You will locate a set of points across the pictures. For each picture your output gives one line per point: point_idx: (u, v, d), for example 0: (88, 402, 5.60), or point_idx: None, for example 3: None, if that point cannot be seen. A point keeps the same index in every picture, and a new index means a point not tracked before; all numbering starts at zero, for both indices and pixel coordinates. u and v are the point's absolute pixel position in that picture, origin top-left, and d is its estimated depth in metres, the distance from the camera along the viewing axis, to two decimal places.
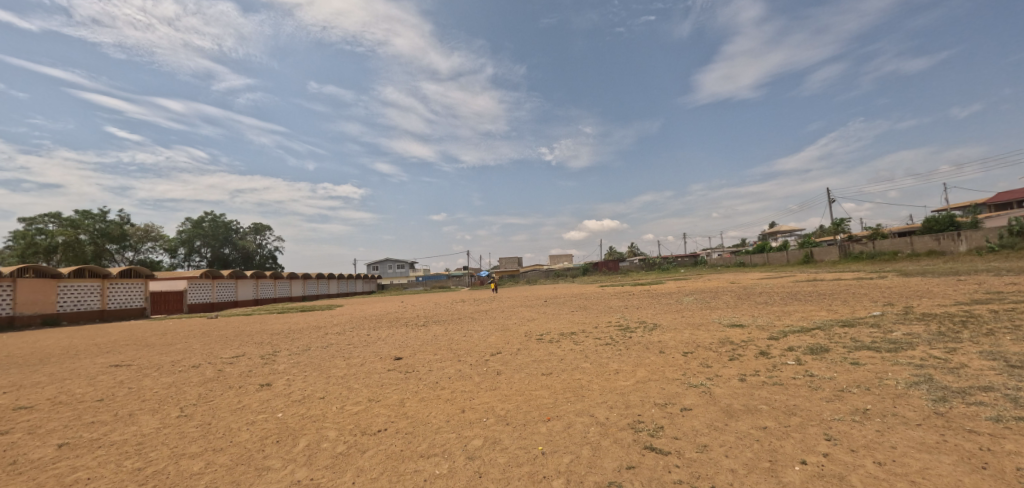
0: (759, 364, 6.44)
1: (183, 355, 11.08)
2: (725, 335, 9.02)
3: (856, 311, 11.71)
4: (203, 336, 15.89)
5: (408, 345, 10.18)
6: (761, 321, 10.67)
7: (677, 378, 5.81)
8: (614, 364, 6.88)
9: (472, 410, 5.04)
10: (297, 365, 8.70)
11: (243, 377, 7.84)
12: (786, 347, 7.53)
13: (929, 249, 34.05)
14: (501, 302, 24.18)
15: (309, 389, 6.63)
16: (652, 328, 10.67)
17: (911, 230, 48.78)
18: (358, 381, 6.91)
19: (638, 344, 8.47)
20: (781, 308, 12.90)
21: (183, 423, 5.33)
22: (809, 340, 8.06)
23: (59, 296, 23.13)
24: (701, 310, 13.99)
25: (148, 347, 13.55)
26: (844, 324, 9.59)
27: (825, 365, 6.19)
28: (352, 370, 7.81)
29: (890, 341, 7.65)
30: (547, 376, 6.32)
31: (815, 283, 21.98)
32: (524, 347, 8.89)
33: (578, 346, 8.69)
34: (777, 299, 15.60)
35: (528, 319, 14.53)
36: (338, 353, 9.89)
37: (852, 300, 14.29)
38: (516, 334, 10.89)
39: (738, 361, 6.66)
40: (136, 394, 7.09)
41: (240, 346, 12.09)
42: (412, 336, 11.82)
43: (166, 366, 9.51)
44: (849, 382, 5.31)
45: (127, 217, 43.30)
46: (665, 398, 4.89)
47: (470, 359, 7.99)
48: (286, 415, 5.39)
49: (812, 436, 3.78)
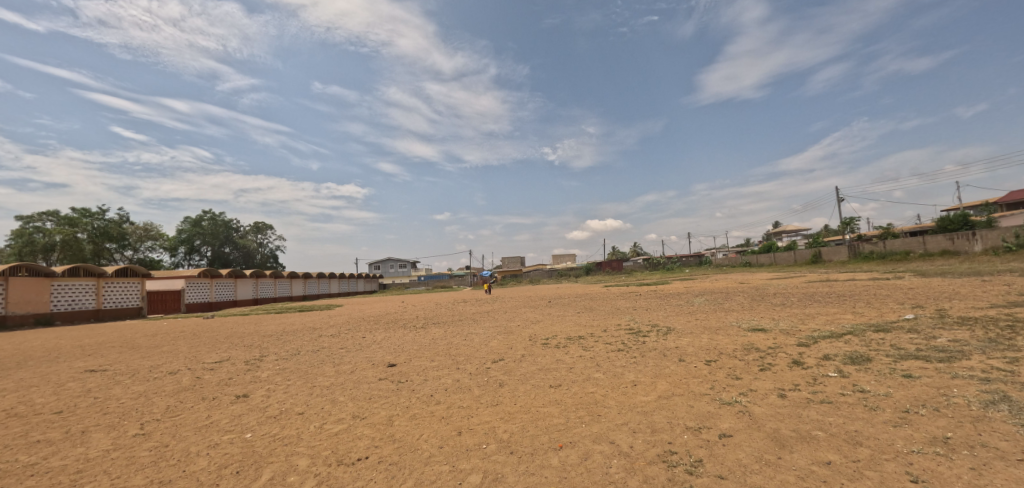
0: (796, 376, 5.66)
1: (165, 359, 10.41)
2: (748, 341, 8.24)
3: (884, 313, 10.90)
4: (193, 338, 15.21)
5: (404, 350, 9.47)
6: (785, 325, 9.85)
7: (706, 394, 5.05)
8: (630, 374, 6.13)
9: (470, 432, 4.30)
10: (280, 372, 7.98)
11: (220, 386, 7.14)
12: (822, 356, 6.73)
13: (943, 249, 33.06)
14: (504, 302, 23.49)
15: (289, 402, 5.91)
16: (666, 331, 9.90)
17: (922, 229, 47.65)
18: (344, 393, 6.17)
19: (654, 351, 7.71)
20: (802, 311, 12.07)
21: (138, 445, 4.64)
22: (843, 347, 7.28)
23: (52, 295, 22.56)
24: (716, 312, 13.17)
25: (133, 350, 12.90)
26: (877, 329, 8.79)
27: (874, 379, 5.40)
28: (340, 379, 7.09)
29: (938, 349, 6.83)
30: (556, 389, 5.58)
31: (830, 284, 21.12)
32: (529, 353, 8.16)
33: (588, 352, 7.95)
34: (795, 301, 14.76)
35: (532, 322, 13.77)
36: (328, 358, 9.17)
37: (876, 301, 13.44)
38: (520, 338, 10.15)
39: (771, 373, 5.89)
40: (99, 406, 6.42)
41: (228, 349, 11.43)
42: (409, 340, 11.06)
43: (143, 372, 8.81)
44: (909, 400, 4.54)
45: (126, 216, 42.77)
46: (698, 420, 4.13)
47: (470, 367, 7.27)
48: (255, 436, 4.66)
49: (892, 476, 3.02)
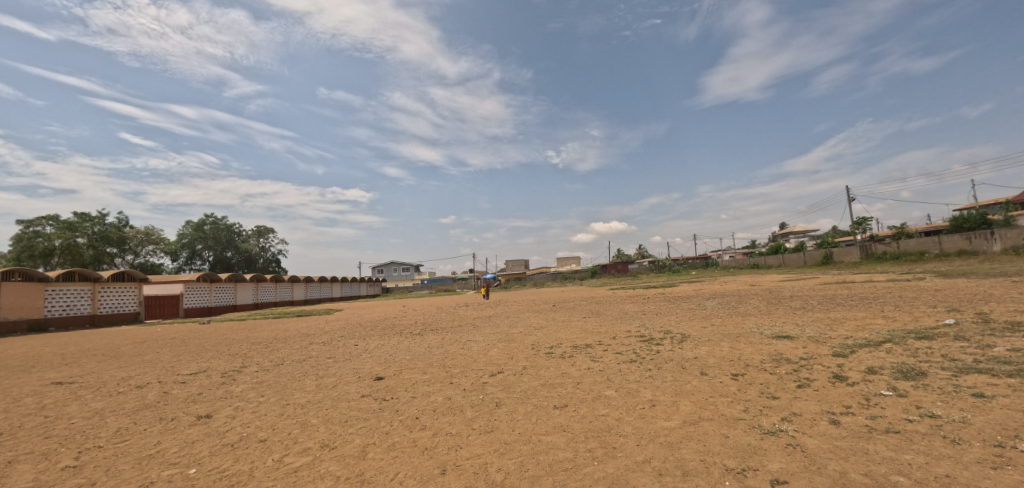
0: (844, 396, 4.83)
1: (141, 370, 9.66)
2: (775, 350, 7.38)
3: (920, 318, 9.96)
4: (179, 345, 14.48)
5: (395, 360, 8.70)
6: (812, 331, 8.95)
7: (741, 419, 4.23)
8: (647, 392, 5.31)
9: (456, 471, 3.50)
10: (256, 387, 7.24)
11: (185, 404, 6.41)
12: (866, 369, 5.86)
13: (960, 250, 31.91)
14: (506, 306, 22.70)
15: (253, 425, 5.14)
16: (682, 339, 9.03)
17: (936, 228, 46.32)
18: (318, 414, 5.38)
19: (670, 363, 6.87)
20: (827, 316, 11.14)
21: (60, 483, 3.90)
22: (886, 359, 6.39)
23: (46, 300, 22.02)
24: (732, 317, 12.25)
25: (113, 359, 12.17)
26: (919, 336, 7.87)
27: (939, 399, 4.55)
28: (318, 396, 6.32)
29: (1001, 360, 5.91)
30: (562, 412, 4.76)
31: (847, 285, 20.16)
32: (531, 365, 7.33)
33: (596, 364, 7.11)
34: (816, 305, 13.79)
35: (535, 327, 12.94)
36: (312, 370, 8.41)
37: (906, 304, 12.47)
38: (522, 347, 9.34)
39: (813, 392, 5.04)
40: (43, 428, 5.70)
41: (209, 358, 10.68)
42: (403, 349, 10.26)
43: (110, 385, 8.08)
44: (996, 429, 3.68)
45: (127, 220, 42.41)
46: (739, 458, 3.32)
47: (464, 382, 6.47)
48: (199, 473, 3.88)
49: None
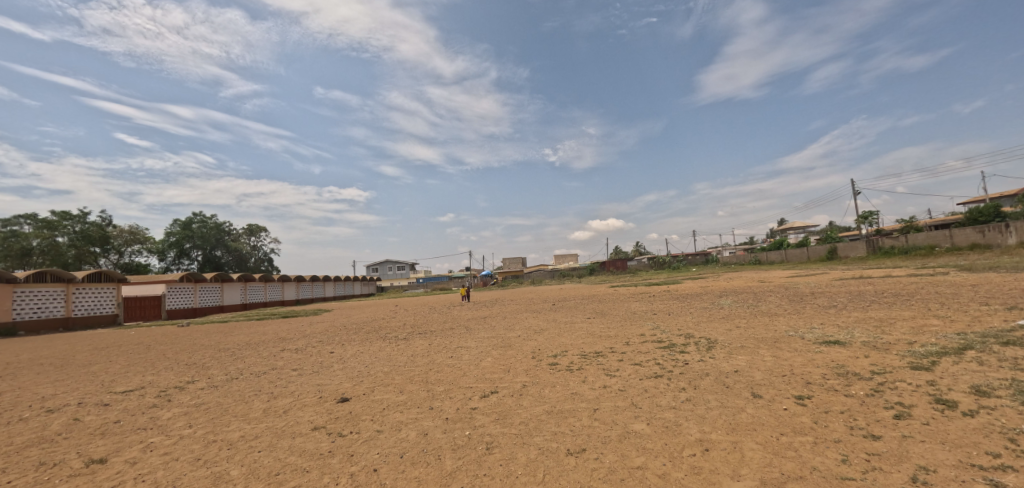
0: (977, 436, 3.42)
1: (74, 386, 8.19)
2: (833, 361, 5.97)
3: (981, 318, 8.53)
4: (140, 352, 12.99)
5: (368, 373, 7.26)
6: (864, 336, 7.53)
7: (851, 481, 2.84)
8: (691, 427, 3.92)
9: None
10: (190, 412, 5.80)
11: (86, 441, 4.94)
12: (973, 390, 4.45)
13: (973, 243, 30.55)
14: (503, 306, 21.41)
15: (145, 482, 3.69)
16: (709, 346, 7.69)
17: (945, 222, 44.94)
18: (244, 460, 3.94)
19: (706, 379, 5.48)
20: (868, 316, 9.73)
21: None
22: (987, 374, 4.97)
23: (15, 303, 20.40)
24: (757, 318, 10.79)
25: (58, 369, 10.68)
26: (1002, 341, 6.43)
27: None
28: (258, 427, 4.89)
29: None
30: (579, 461, 3.37)
31: (867, 280, 18.89)
32: (532, 382, 5.91)
33: (613, 380, 5.69)
34: (846, 302, 12.45)
35: (536, 331, 11.46)
36: (268, 387, 6.96)
37: (950, 302, 11.03)
38: (520, 355, 7.90)
39: (925, 428, 3.63)
40: None
41: (161, 370, 9.22)
42: (383, 357, 8.84)
43: (18, 408, 6.60)
44: None
45: (109, 218, 40.65)
46: None
47: (448, 407, 5.05)
48: None
49: None
